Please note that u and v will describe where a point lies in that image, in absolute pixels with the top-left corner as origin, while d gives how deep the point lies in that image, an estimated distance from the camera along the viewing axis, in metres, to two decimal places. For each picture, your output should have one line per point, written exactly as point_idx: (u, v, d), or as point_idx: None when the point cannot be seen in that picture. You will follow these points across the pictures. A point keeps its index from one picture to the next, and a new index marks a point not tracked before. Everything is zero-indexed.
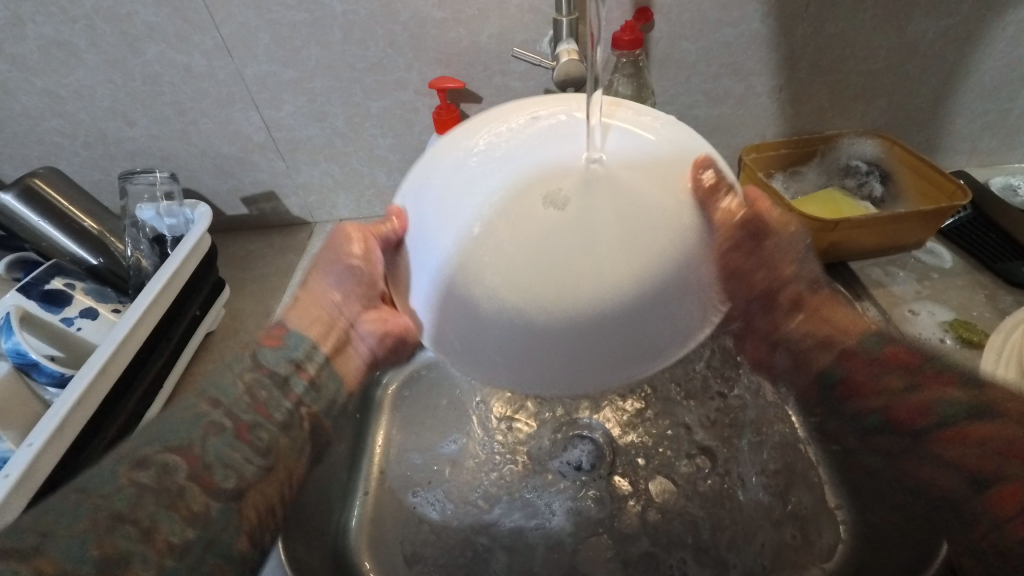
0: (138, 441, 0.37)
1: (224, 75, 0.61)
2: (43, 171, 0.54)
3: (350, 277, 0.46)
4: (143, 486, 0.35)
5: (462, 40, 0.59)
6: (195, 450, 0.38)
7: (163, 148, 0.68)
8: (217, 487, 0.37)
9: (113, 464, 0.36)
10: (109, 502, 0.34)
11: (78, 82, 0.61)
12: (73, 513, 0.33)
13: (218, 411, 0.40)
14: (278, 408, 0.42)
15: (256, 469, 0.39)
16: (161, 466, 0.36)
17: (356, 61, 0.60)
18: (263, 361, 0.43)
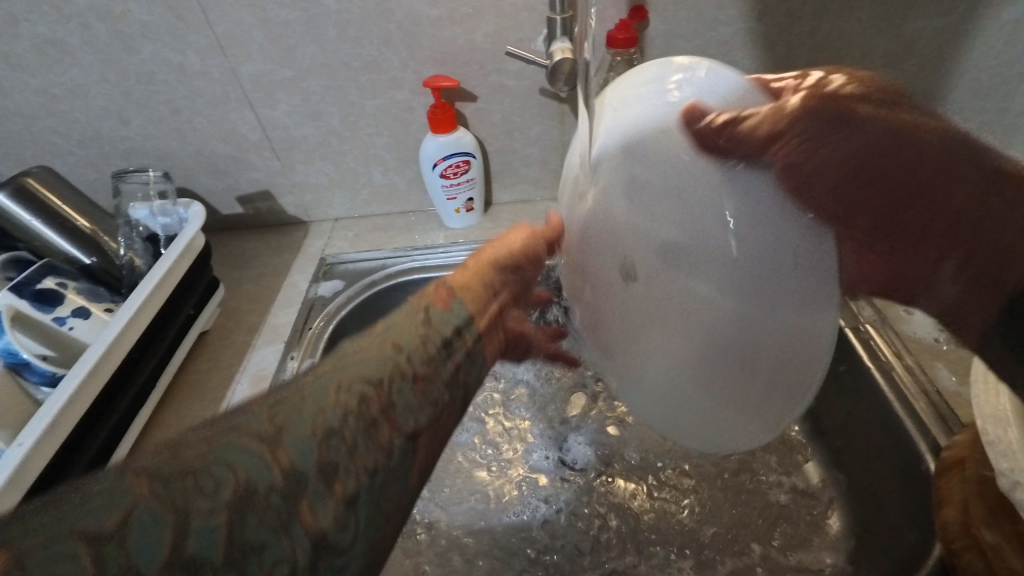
0: (332, 370, 0.32)
1: (218, 73, 0.61)
2: (37, 170, 0.54)
3: (511, 269, 0.46)
4: (348, 407, 0.30)
5: (457, 39, 0.59)
6: (385, 390, 0.32)
7: (158, 147, 0.67)
8: (399, 424, 0.32)
9: (319, 383, 0.31)
10: (327, 414, 0.29)
11: (73, 81, 0.61)
12: (302, 417, 0.28)
13: (398, 358, 0.34)
14: (445, 364, 0.36)
15: (424, 421, 0.33)
16: (360, 394, 0.31)
17: (351, 60, 0.60)
18: (434, 320, 0.37)
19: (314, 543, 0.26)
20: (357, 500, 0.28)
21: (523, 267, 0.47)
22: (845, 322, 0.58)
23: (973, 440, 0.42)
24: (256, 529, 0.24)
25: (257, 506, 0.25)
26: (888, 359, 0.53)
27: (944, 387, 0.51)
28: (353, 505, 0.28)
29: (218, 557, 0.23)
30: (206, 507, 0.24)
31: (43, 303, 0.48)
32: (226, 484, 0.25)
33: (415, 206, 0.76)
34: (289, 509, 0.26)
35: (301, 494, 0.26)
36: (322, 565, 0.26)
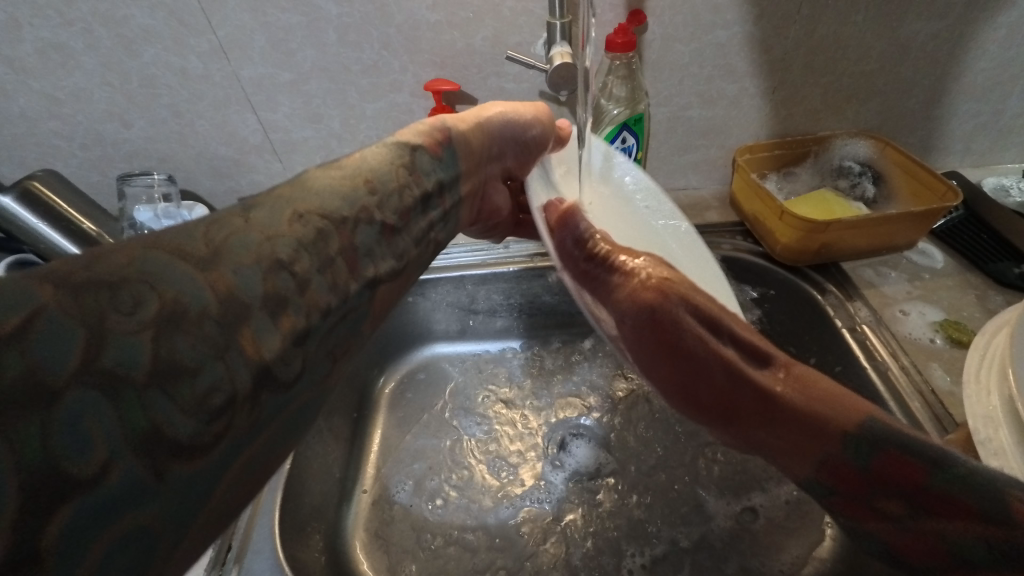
0: (296, 192, 0.29)
1: (220, 76, 0.62)
2: (41, 174, 0.54)
3: (515, 139, 0.50)
4: (302, 242, 0.27)
5: (457, 43, 0.60)
6: (348, 228, 0.31)
7: (160, 150, 0.68)
8: (360, 272, 0.31)
9: (281, 202, 0.28)
10: (275, 244, 0.26)
11: (75, 84, 0.62)
12: (246, 241, 0.25)
13: (372, 199, 0.33)
14: (417, 222, 0.37)
15: (389, 269, 0.34)
16: (321, 228, 0.29)
17: (351, 63, 0.61)
18: (419, 167, 0.39)
19: (256, 376, 0.23)
20: (305, 336, 0.26)
21: (522, 138, 0.51)
22: (841, 322, 0.59)
23: (966, 438, 0.43)
24: (188, 352, 0.21)
25: (188, 329, 0.21)
26: (884, 360, 0.54)
27: (939, 386, 0.51)
28: (301, 342, 0.26)
29: (143, 375, 0.19)
30: (129, 326, 0.20)
31: None
32: (150, 303, 0.20)
33: None
34: (230, 338, 0.22)
35: (241, 326, 0.23)
36: (263, 398, 0.24)
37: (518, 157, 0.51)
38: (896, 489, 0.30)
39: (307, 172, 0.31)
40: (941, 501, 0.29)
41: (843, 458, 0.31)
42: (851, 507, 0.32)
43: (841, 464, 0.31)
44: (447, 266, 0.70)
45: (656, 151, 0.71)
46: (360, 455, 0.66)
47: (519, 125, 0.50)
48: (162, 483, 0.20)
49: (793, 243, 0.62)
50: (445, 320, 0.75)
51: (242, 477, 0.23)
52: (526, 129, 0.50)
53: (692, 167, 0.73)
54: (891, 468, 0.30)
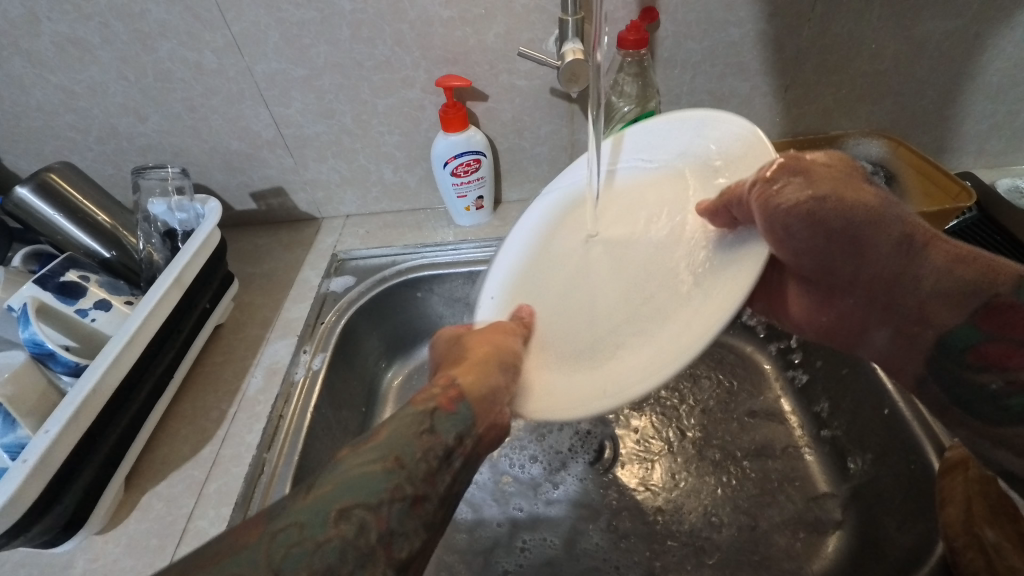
0: (341, 485, 0.30)
1: (234, 71, 0.62)
2: (58, 166, 0.55)
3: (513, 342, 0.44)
4: (346, 540, 0.28)
5: (469, 39, 0.60)
6: (383, 514, 0.30)
7: (174, 144, 0.69)
8: (394, 558, 0.30)
9: (320, 505, 0.29)
10: (320, 554, 0.27)
11: (92, 78, 0.63)
12: (297, 559, 0.27)
13: (404, 474, 0.32)
14: (442, 479, 0.34)
15: (420, 543, 0.31)
16: (360, 523, 0.29)
17: (364, 59, 0.61)
18: (437, 428, 0.35)
19: None
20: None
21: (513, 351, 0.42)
22: None
23: None
24: None
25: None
26: None
27: None
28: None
29: None
30: None
31: (66, 296, 0.49)
32: None
33: (424, 204, 0.77)
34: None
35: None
36: None
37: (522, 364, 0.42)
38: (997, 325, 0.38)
39: (338, 463, 0.32)
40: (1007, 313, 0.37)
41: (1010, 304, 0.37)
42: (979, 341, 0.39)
43: (956, 303, 0.39)
44: (455, 262, 0.70)
45: None
46: None
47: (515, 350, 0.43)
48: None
49: None
50: (451, 315, 0.74)
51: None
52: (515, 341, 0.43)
53: None
54: (1005, 349, 0.38)
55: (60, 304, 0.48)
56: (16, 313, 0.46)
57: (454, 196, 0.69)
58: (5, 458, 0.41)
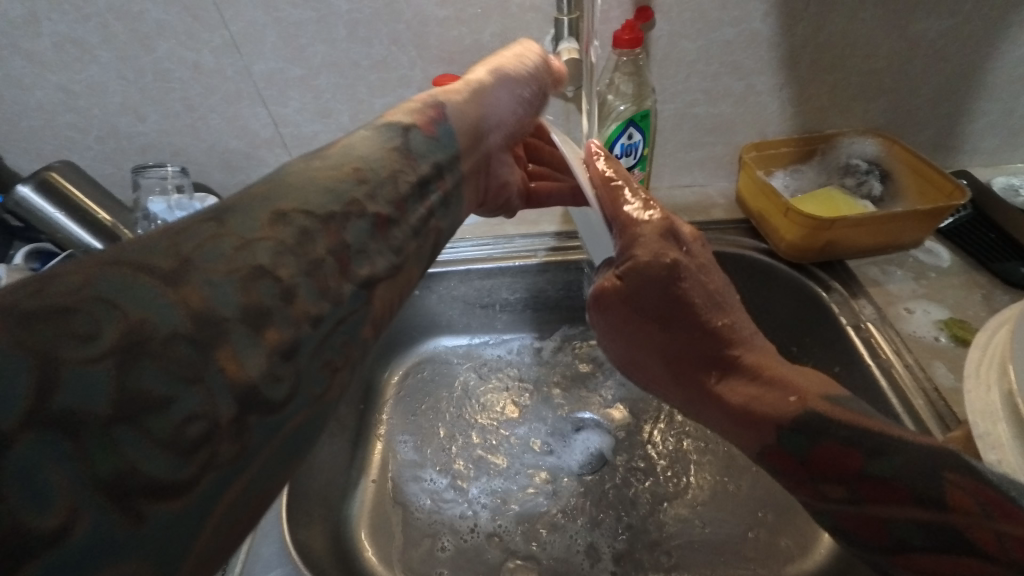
0: (277, 190, 0.30)
1: (232, 71, 0.63)
2: (59, 165, 0.56)
3: (518, 99, 0.50)
4: (284, 243, 0.27)
5: (465, 38, 0.60)
6: (338, 224, 0.31)
7: (173, 143, 0.69)
8: (352, 271, 0.31)
9: (258, 201, 0.28)
10: (252, 249, 0.26)
11: (92, 78, 0.63)
12: (219, 250, 0.25)
13: (362, 190, 0.33)
14: (412, 212, 0.36)
15: (387, 266, 0.33)
16: (305, 227, 0.29)
17: (360, 59, 0.62)
18: (413, 149, 0.39)
19: (241, 399, 0.23)
20: (293, 352, 0.26)
21: (521, 97, 0.50)
22: (846, 320, 0.59)
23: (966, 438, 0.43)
24: (157, 377, 0.21)
25: (154, 356, 0.21)
26: (888, 357, 0.54)
27: (942, 384, 0.52)
28: (289, 356, 0.26)
29: (105, 409, 0.20)
30: (89, 353, 0.20)
31: None
32: (109, 325, 0.21)
33: None
34: (205, 359, 0.22)
35: (218, 344, 0.23)
36: (251, 421, 0.24)
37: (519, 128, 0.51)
38: (834, 471, 0.36)
39: (291, 167, 0.32)
40: (877, 486, 0.34)
41: (779, 446, 0.38)
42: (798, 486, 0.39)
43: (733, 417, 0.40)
44: (453, 261, 0.71)
45: (663, 147, 0.71)
46: (364, 443, 0.67)
47: (520, 82, 0.50)
48: (141, 521, 0.20)
49: (798, 239, 0.62)
50: (449, 314, 0.75)
51: (235, 506, 0.23)
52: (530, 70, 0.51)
53: (698, 164, 0.73)
54: (836, 488, 0.36)
55: None
56: None
57: None
58: None
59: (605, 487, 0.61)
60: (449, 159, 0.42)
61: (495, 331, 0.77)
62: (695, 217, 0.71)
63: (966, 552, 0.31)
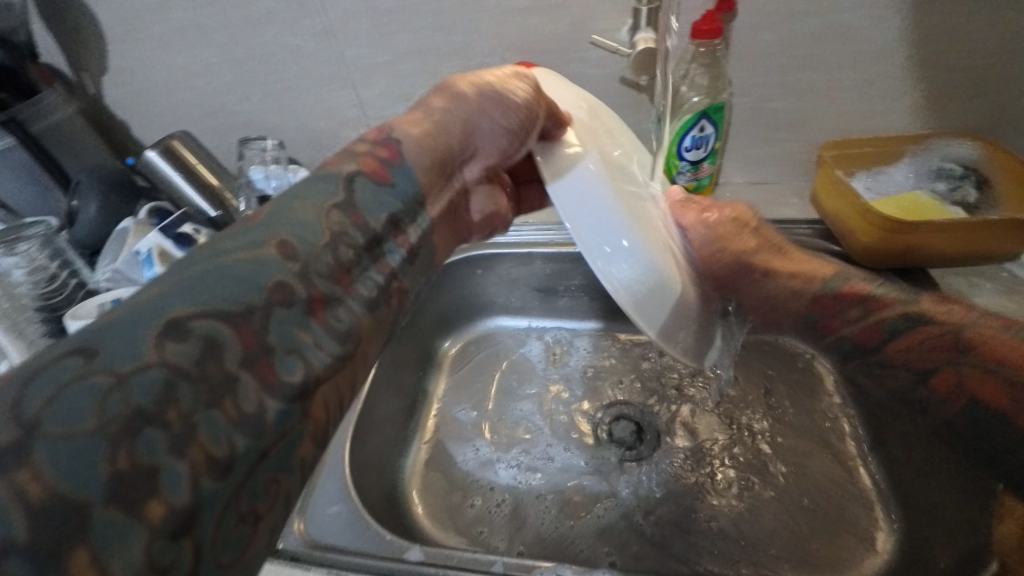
0: (177, 287, 0.26)
1: (328, 57, 0.68)
2: (180, 134, 0.63)
3: (500, 129, 0.46)
4: (177, 368, 0.24)
5: (542, 27, 0.62)
6: (255, 322, 0.27)
7: (270, 121, 0.76)
8: (277, 383, 0.27)
9: (147, 312, 0.25)
10: (129, 388, 0.23)
11: (208, 59, 0.71)
12: (78, 400, 0.22)
13: (291, 270, 0.30)
14: (364, 285, 0.34)
15: (328, 357, 0.30)
16: (209, 336, 0.25)
17: (443, 45, 0.65)
18: (359, 201, 0.36)
19: None
20: (189, 523, 0.22)
21: (500, 121, 0.46)
22: None
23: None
24: None
25: None
26: None
27: None
28: (180, 534, 0.22)
29: None
30: None
31: (182, 243, 0.54)
32: None
33: None
34: (50, 571, 0.19)
35: (73, 546, 0.19)
36: None
37: (502, 147, 0.47)
38: (858, 299, 0.49)
39: (187, 258, 0.28)
40: (929, 327, 0.45)
41: (824, 292, 0.50)
42: (829, 325, 0.50)
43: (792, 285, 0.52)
44: (515, 243, 0.73)
45: (735, 142, 0.70)
46: (420, 408, 0.71)
47: (505, 109, 0.45)
48: None
49: (874, 243, 0.59)
50: (507, 295, 0.78)
51: None
52: (512, 92, 0.46)
53: (772, 161, 0.71)
54: (923, 340, 0.45)
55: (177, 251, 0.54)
56: (143, 255, 0.54)
57: None
58: None
59: (647, 471, 0.62)
60: (404, 209, 0.38)
61: (551, 315, 0.79)
62: (764, 214, 0.70)
63: (981, 358, 0.43)
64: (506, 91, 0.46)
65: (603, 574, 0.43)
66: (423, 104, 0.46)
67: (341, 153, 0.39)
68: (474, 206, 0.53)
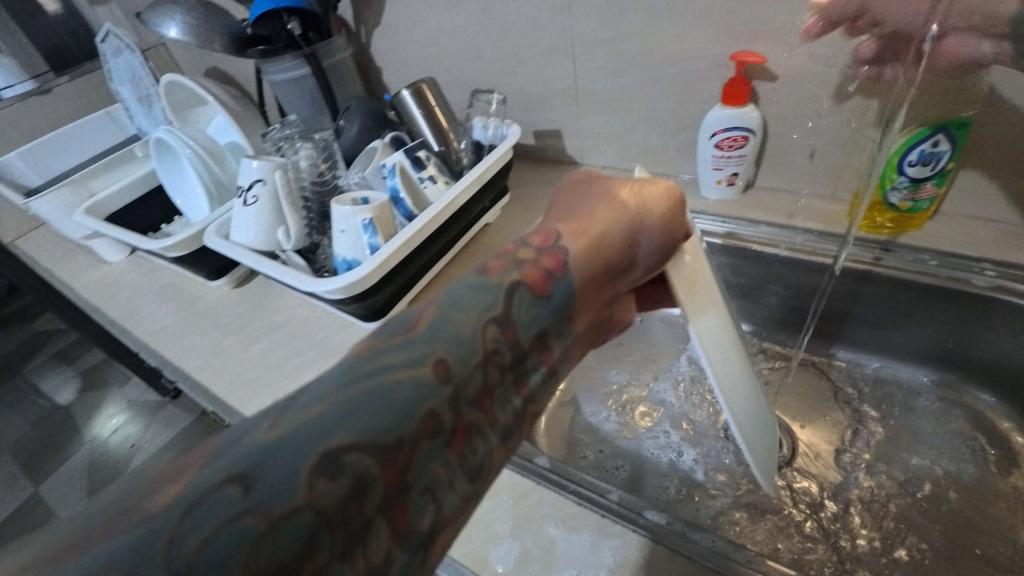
0: (333, 414, 0.27)
1: (557, 28, 0.75)
2: (428, 80, 0.75)
3: (659, 247, 0.47)
4: (323, 512, 0.25)
5: (776, 18, 0.61)
6: (401, 458, 0.28)
7: (496, 81, 0.87)
8: (408, 528, 0.28)
9: (300, 446, 0.25)
10: (279, 533, 0.24)
11: (459, 22, 0.83)
12: (235, 542, 0.23)
13: (441, 398, 0.30)
14: (501, 408, 0.34)
15: (456, 495, 0.30)
16: (358, 475, 0.26)
17: (668, 28, 0.68)
18: (515, 316, 0.37)
19: None
20: None
21: (660, 240, 0.47)
22: None
23: None
24: None
25: None
26: None
27: None
28: None
29: None
30: None
31: (417, 164, 0.66)
32: None
33: (675, 171, 0.82)
34: None
35: None
36: None
37: (654, 265, 0.48)
38: None
39: (343, 378, 0.29)
40: None
41: None
42: None
43: None
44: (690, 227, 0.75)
45: (974, 170, 0.62)
46: None
47: (660, 226, 0.47)
48: None
49: None
50: None
51: None
52: (660, 216, 0.48)
53: (1017, 197, 0.62)
54: None
55: (412, 169, 0.66)
56: (387, 168, 0.66)
57: (710, 168, 0.73)
58: (365, 250, 0.60)
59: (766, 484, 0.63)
60: (552, 325, 0.39)
61: None
62: (989, 254, 0.63)
63: None
64: (663, 212, 0.48)
65: (710, 538, 0.42)
66: (585, 214, 0.47)
67: (503, 258, 0.40)
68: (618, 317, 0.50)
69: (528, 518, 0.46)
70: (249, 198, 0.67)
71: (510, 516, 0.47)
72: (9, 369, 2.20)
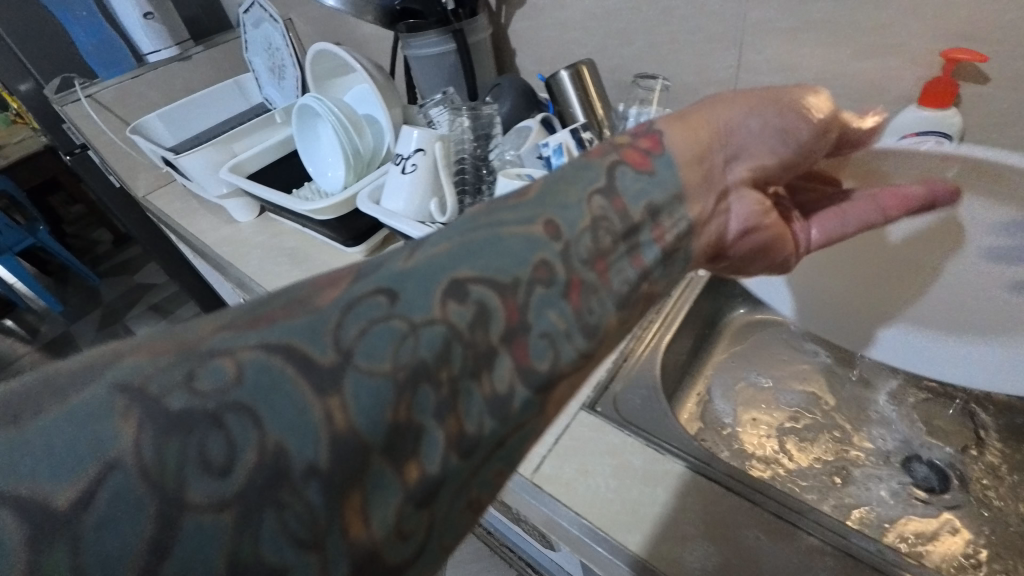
0: (459, 254, 0.31)
1: (729, 15, 0.71)
2: (589, 60, 0.73)
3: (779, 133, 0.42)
4: (454, 328, 0.29)
5: (1001, 14, 0.55)
6: (518, 298, 0.31)
7: (644, 67, 0.84)
8: (528, 367, 0.31)
9: (428, 275, 0.30)
10: (419, 337, 0.28)
11: (614, 5, 0.81)
12: (381, 339, 0.27)
13: (554, 250, 0.33)
14: (616, 276, 0.35)
15: (574, 352, 0.33)
16: (480, 302, 0.30)
17: (861, 20, 0.63)
18: (619, 188, 0.37)
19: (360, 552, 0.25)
20: (433, 485, 0.27)
21: (781, 124, 0.42)
22: None
23: None
24: (273, 529, 0.23)
25: (292, 478, 0.24)
26: None
27: None
28: (428, 486, 0.27)
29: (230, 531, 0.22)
30: (215, 491, 0.22)
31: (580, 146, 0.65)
32: (249, 445, 0.23)
33: None
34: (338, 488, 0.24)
35: (353, 480, 0.25)
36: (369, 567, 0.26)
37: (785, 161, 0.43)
38: None
39: (466, 226, 0.33)
40: None
41: None
42: None
43: None
44: None
45: None
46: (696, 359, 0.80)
47: (779, 112, 0.42)
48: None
49: None
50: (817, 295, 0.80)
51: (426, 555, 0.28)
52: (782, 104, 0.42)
53: None
54: None
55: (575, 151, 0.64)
56: (549, 147, 0.65)
57: None
58: None
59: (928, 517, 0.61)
60: (662, 201, 0.38)
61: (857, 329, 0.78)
62: None
63: None
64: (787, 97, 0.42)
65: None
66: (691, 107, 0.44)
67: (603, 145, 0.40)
68: (734, 216, 0.43)
69: (719, 525, 0.47)
70: (408, 165, 0.67)
71: (700, 519, 0.48)
72: (111, 316, 2.37)
